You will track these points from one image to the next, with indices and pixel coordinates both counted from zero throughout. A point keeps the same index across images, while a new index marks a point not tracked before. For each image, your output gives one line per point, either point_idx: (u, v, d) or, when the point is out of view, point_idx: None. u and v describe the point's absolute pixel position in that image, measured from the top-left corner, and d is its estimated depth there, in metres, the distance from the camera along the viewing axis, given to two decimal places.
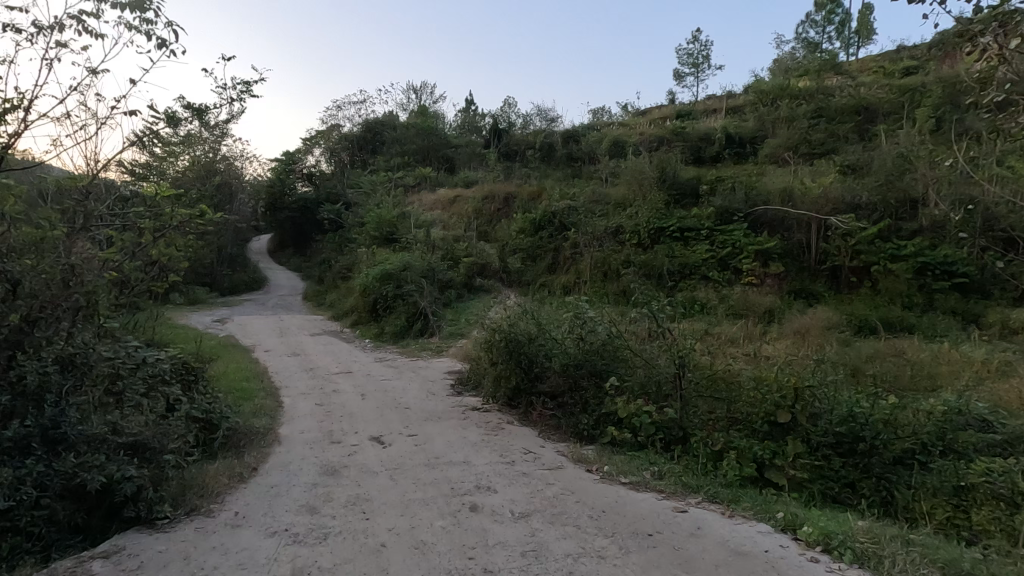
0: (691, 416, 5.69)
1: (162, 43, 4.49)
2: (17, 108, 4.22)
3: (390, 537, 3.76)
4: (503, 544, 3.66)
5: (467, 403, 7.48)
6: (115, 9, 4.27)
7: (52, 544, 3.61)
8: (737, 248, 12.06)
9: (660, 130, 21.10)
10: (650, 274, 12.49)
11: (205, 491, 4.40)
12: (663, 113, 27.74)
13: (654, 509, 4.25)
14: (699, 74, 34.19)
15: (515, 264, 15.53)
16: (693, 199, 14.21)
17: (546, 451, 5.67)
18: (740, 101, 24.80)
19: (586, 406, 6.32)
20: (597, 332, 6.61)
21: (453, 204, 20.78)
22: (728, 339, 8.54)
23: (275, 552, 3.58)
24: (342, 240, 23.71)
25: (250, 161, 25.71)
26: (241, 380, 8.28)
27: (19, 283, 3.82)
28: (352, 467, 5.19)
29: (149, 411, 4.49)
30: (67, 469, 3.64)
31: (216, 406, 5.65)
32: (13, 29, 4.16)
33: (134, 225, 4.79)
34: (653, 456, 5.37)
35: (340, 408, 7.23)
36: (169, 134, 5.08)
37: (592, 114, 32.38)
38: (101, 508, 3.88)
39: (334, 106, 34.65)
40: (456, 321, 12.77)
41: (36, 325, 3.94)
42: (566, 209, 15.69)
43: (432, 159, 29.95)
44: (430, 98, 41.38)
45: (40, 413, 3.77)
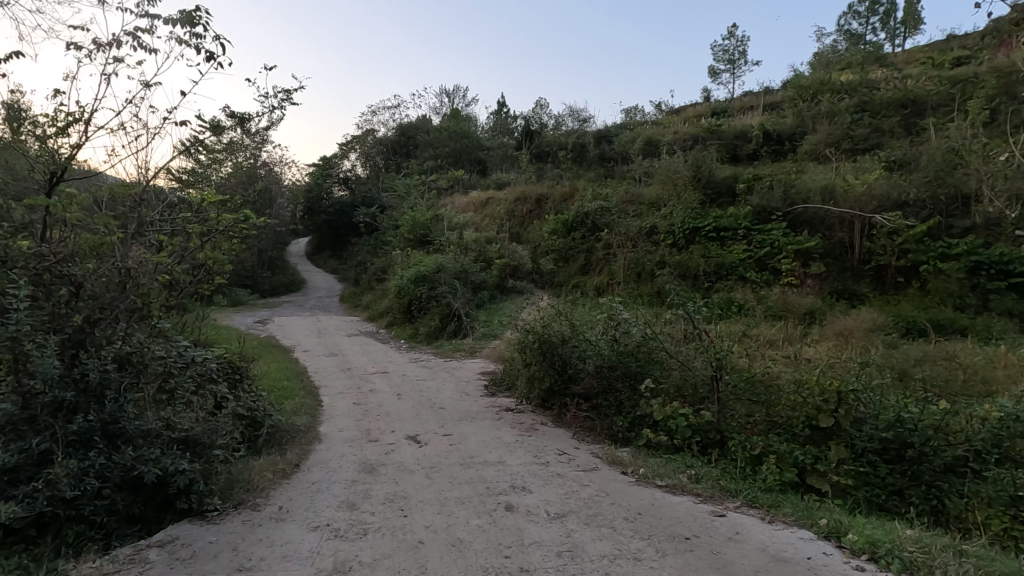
0: (730, 419, 5.58)
1: (210, 56, 4.74)
2: (78, 120, 4.51)
3: (428, 535, 3.84)
4: (539, 544, 3.68)
5: (501, 404, 7.55)
6: (167, 24, 4.53)
7: (111, 533, 3.81)
8: (776, 248, 11.76)
9: (695, 128, 20.79)
10: (686, 274, 12.33)
11: (251, 486, 4.59)
12: (697, 110, 27.29)
13: (691, 513, 4.20)
14: (735, 70, 33.49)
15: (547, 266, 15.56)
16: (729, 197, 13.93)
17: (581, 453, 5.67)
18: (778, 97, 24.13)
19: (620, 408, 6.27)
20: (632, 334, 6.54)
21: (486, 206, 20.96)
22: (767, 341, 8.32)
23: (317, 546, 3.69)
24: (377, 242, 24.20)
25: (288, 166, 26.50)
26: (282, 379, 8.55)
27: (82, 286, 3.99)
28: (390, 465, 5.29)
29: (199, 408, 4.70)
30: (125, 462, 3.84)
31: (260, 404, 5.87)
32: (76, 46, 4.46)
33: (184, 230, 5.02)
34: (690, 459, 5.31)
35: (376, 408, 7.37)
36: (215, 143, 5.33)
37: (624, 114, 32.13)
38: (156, 500, 4.09)
39: (369, 112, 35.39)
40: (489, 322, 12.88)
41: (96, 325, 4.05)
42: (599, 210, 15.60)
43: (465, 161, 30.23)
44: (463, 101, 41.81)
45: (101, 409, 3.92)
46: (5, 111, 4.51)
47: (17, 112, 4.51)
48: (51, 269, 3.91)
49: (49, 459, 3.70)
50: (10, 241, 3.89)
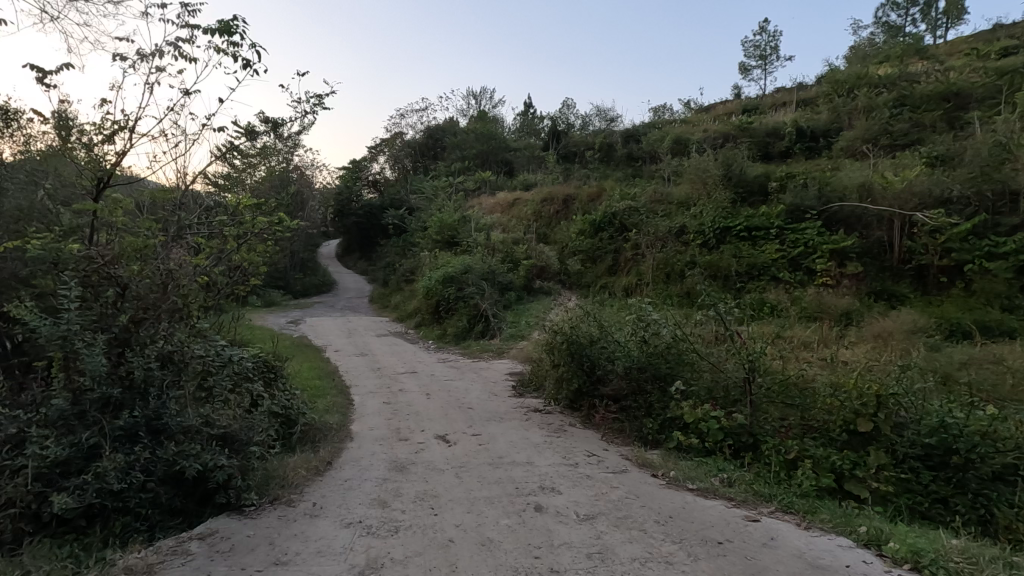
0: (763, 423, 5.47)
1: (246, 63, 4.90)
2: (124, 128, 4.71)
3: (458, 533, 3.86)
4: (569, 545, 3.68)
5: (529, 405, 7.56)
6: (206, 34, 4.70)
7: (155, 525, 3.95)
8: (810, 248, 11.46)
9: (725, 126, 20.43)
10: (716, 275, 12.12)
11: (286, 482, 4.70)
12: (728, 108, 26.81)
13: (723, 517, 4.13)
14: (767, 66, 32.79)
15: (574, 266, 15.50)
16: (761, 196, 13.63)
17: (610, 454, 5.63)
18: (812, 93, 23.51)
19: (650, 410, 6.19)
20: (662, 334, 6.47)
21: (513, 207, 20.98)
22: (802, 343, 8.11)
23: (350, 542, 3.76)
24: (405, 243, 24.46)
25: (319, 170, 27.03)
26: (314, 378, 8.72)
27: (127, 287, 4.17)
28: (420, 464, 5.35)
29: (236, 406, 4.85)
30: (168, 457, 3.98)
31: (294, 402, 6.01)
32: (121, 58, 4.66)
33: (221, 232, 5.18)
34: (721, 462, 5.22)
35: (405, 407, 7.46)
36: (250, 148, 5.50)
37: (652, 113, 31.81)
38: (196, 494, 4.22)
39: (397, 115, 35.87)
40: (516, 322, 12.88)
41: (140, 325, 4.20)
42: (626, 210, 15.45)
43: (491, 163, 30.29)
44: (490, 103, 41.99)
45: (145, 405, 4.07)
46: (55, 120, 4.72)
47: (65, 120, 4.71)
48: (98, 270, 4.08)
49: (97, 453, 3.86)
50: (65, 247, 4.17)
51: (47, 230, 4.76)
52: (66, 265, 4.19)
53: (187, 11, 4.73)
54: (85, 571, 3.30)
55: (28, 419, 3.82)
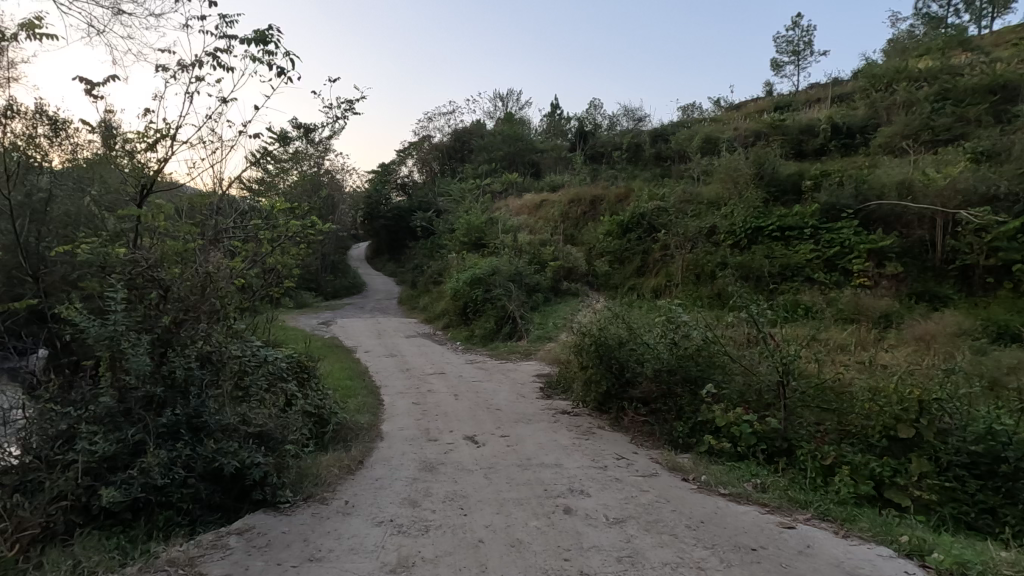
0: (798, 427, 5.34)
1: (281, 71, 5.04)
2: (165, 136, 4.89)
3: (487, 534, 3.89)
4: (598, 548, 3.66)
5: (557, 407, 7.55)
6: (243, 44, 4.85)
7: (196, 520, 4.08)
8: (846, 248, 11.14)
9: (757, 124, 20.03)
10: (748, 275, 11.84)
11: (320, 480, 4.80)
12: (760, 105, 26.25)
13: (757, 523, 4.05)
14: (800, 62, 32.00)
15: (602, 268, 15.40)
16: (795, 195, 13.30)
17: (639, 458, 5.59)
18: (848, 88, 22.83)
19: (680, 413, 6.10)
20: (692, 337, 6.36)
21: (540, 208, 20.97)
22: (838, 346, 7.87)
23: (382, 540, 3.82)
24: (433, 246, 24.67)
25: (349, 173, 27.51)
26: (345, 379, 8.89)
27: (169, 289, 4.36)
28: (449, 464, 5.40)
29: (272, 405, 4.98)
30: (208, 454, 4.11)
31: (326, 402, 6.15)
32: (163, 68, 4.84)
33: (255, 236, 5.34)
34: (755, 467, 5.12)
35: (434, 408, 7.54)
36: (283, 153, 5.64)
37: (681, 112, 31.40)
38: (235, 490, 4.34)
39: (426, 118, 36.26)
40: (544, 324, 12.87)
41: (181, 326, 4.37)
42: (655, 210, 15.27)
43: (518, 164, 30.28)
44: (517, 105, 42.10)
45: (186, 403, 4.21)
46: (102, 130, 4.94)
47: (110, 129, 4.92)
48: (143, 273, 4.24)
49: (142, 449, 4.01)
50: (112, 252, 4.36)
51: (95, 235, 4.97)
52: (114, 268, 4.36)
53: (225, 22, 4.87)
54: (131, 562, 3.44)
55: (78, 416, 3.99)
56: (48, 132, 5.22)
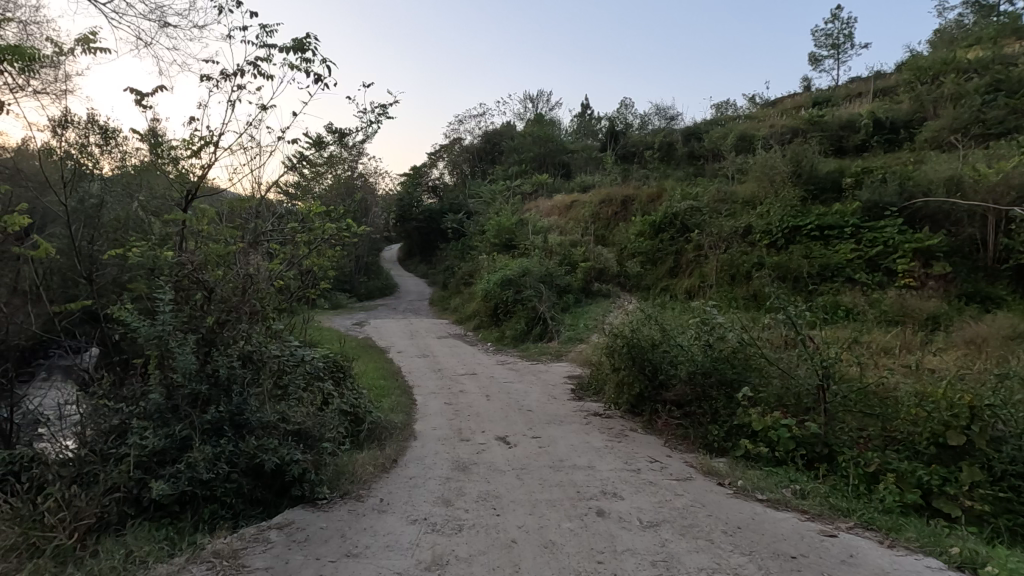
0: (839, 433, 5.18)
1: (317, 78, 5.19)
2: (209, 142, 5.09)
3: (520, 534, 3.90)
4: (632, 551, 3.63)
5: (589, 409, 7.51)
6: (283, 52, 5.02)
7: (239, 514, 4.21)
8: (890, 247, 10.73)
9: (794, 121, 19.52)
10: (785, 276, 11.50)
11: (356, 478, 4.90)
12: (797, 101, 25.57)
13: (797, 530, 3.95)
14: (840, 55, 31.03)
15: (634, 268, 15.24)
16: (834, 193, 12.89)
17: (673, 461, 5.51)
18: (891, 81, 22.02)
19: (716, 417, 5.98)
20: (727, 339, 6.23)
21: (570, 209, 20.89)
22: (882, 349, 7.59)
23: (416, 538, 3.87)
24: (464, 247, 24.86)
25: (382, 177, 27.97)
26: (378, 378, 9.05)
27: (213, 290, 4.50)
28: (481, 464, 5.44)
29: (309, 403, 5.09)
30: (250, 450, 4.24)
31: (361, 401, 6.28)
32: (207, 78, 5.05)
33: (293, 238, 5.48)
34: (794, 473, 4.99)
35: (466, 408, 7.60)
36: (318, 157, 5.78)
37: (714, 110, 30.83)
38: (275, 486, 4.47)
39: (456, 121, 36.59)
40: (575, 325, 12.81)
41: (225, 326, 4.50)
42: (688, 210, 15.02)
43: (549, 165, 30.21)
44: (547, 106, 42.11)
45: (229, 401, 4.32)
46: (150, 138, 5.16)
47: (157, 137, 5.14)
48: (189, 275, 4.42)
49: (188, 444, 4.16)
50: (160, 254, 4.55)
51: (143, 239, 5.20)
52: (162, 271, 4.55)
53: (264, 32, 5.06)
54: (179, 553, 3.58)
55: (129, 412, 4.20)
56: (99, 141, 5.24)
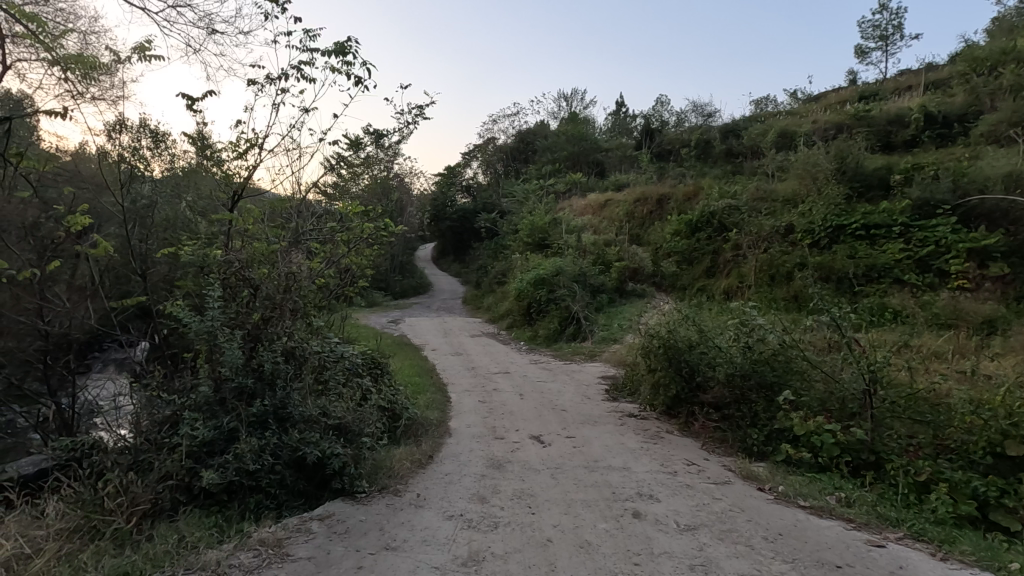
0: (887, 439, 4.99)
1: (357, 81, 5.33)
2: (255, 145, 5.28)
3: (556, 533, 3.91)
4: (669, 554, 3.59)
5: (624, 409, 7.45)
6: (325, 56, 5.17)
7: (282, 504, 4.35)
8: (942, 247, 10.27)
9: (839, 116, 18.87)
10: (829, 276, 11.08)
11: (393, 473, 4.99)
12: (842, 95, 24.69)
13: (842, 539, 3.83)
14: (888, 47, 29.83)
15: (669, 268, 15.04)
16: (882, 190, 12.39)
17: (711, 465, 5.41)
18: (944, 73, 21.00)
19: (755, 420, 5.84)
20: (768, 341, 6.08)
21: (604, 208, 20.72)
22: (934, 353, 7.25)
23: (453, 534, 3.93)
24: (497, 247, 24.95)
25: (417, 177, 28.34)
26: (414, 375, 9.20)
27: (258, 288, 4.67)
28: (516, 463, 5.46)
29: (349, 399, 5.21)
30: (293, 443, 4.36)
31: (399, 398, 6.40)
32: (253, 82, 5.24)
33: (333, 238, 5.64)
34: (838, 480, 4.83)
35: (501, 406, 7.65)
36: (356, 158, 5.92)
37: (753, 106, 30.06)
38: (316, 478, 4.58)
39: (490, 121, 36.79)
40: (609, 325, 12.73)
41: (269, 322, 4.66)
42: (726, 209, 14.66)
43: (583, 164, 29.95)
44: (581, 104, 41.87)
45: (273, 395, 4.46)
46: (199, 140, 5.37)
47: (206, 139, 5.35)
48: (236, 273, 4.61)
49: (235, 436, 4.30)
50: (210, 253, 4.73)
51: (193, 239, 5.43)
52: (211, 268, 4.73)
53: (307, 36, 5.21)
54: (227, 541, 3.72)
55: (180, 404, 4.37)
56: (152, 144, 5.36)
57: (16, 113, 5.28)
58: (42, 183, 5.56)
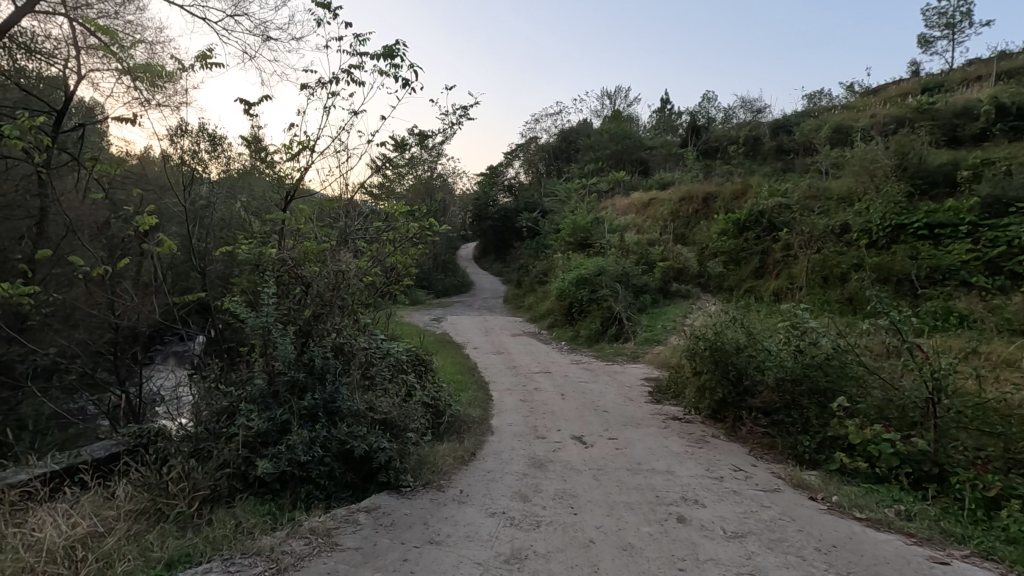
0: (951, 451, 4.71)
1: (405, 84, 5.45)
2: (307, 147, 5.48)
3: (598, 535, 3.88)
4: (716, 561, 3.51)
5: (667, 412, 7.32)
6: (374, 59, 5.32)
7: (331, 495, 4.50)
8: (1015, 247, 9.60)
9: (900, 109, 17.93)
10: (887, 278, 10.52)
11: (436, 468, 5.08)
12: (904, 87, 23.42)
13: (901, 554, 3.65)
14: (955, 36, 28.14)
15: (715, 269, 14.68)
16: (947, 187, 11.72)
17: (759, 471, 5.25)
18: (1019, 62, 19.61)
19: (807, 427, 5.61)
20: (821, 345, 5.89)
21: (648, 206, 20.40)
22: (1005, 361, 6.80)
23: (495, 530, 3.96)
24: (539, 246, 24.93)
25: (459, 177, 28.66)
26: (456, 373, 9.31)
27: (310, 285, 4.79)
28: (558, 463, 5.45)
29: (394, 395, 5.33)
30: (341, 436, 4.50)
31: (442, 395, 6.50)
32: (306, 86, 5.44)
33: (378, 237, 5.78)
34: (897, 492, 4.60)
35: (542, 406, 7.65)
36: (401, 159, 6.04)
37: (806, 100, 28.91)
38: (363, 471, 4.69)
39: (533, 121, 36.85)
40: (652, 326, 12.53)
41: (320, 319, 4.79)
42: (775, 208, 14.18)
43: (626, 162, 29.53)
44: (625, 102, 41.34)
45: (323, 389, 4.60)
46: (255, 143, 5.61)
47: (261, 142, 5.58)
48: (289, 272, 4.75)
49: (287, 428, 4.45)
50: (265, 251, 4.93)
51: (249, 238, 5.66)
52: (267, 267, 4.92)
53: (358, 41, 5.37)
54: (280, 528, 3.87)
55: (237, 396, 4.56)
56: (208, 148, 5.64)
57: (91, 122, 5.68)
58: (112, 185, 5.94)
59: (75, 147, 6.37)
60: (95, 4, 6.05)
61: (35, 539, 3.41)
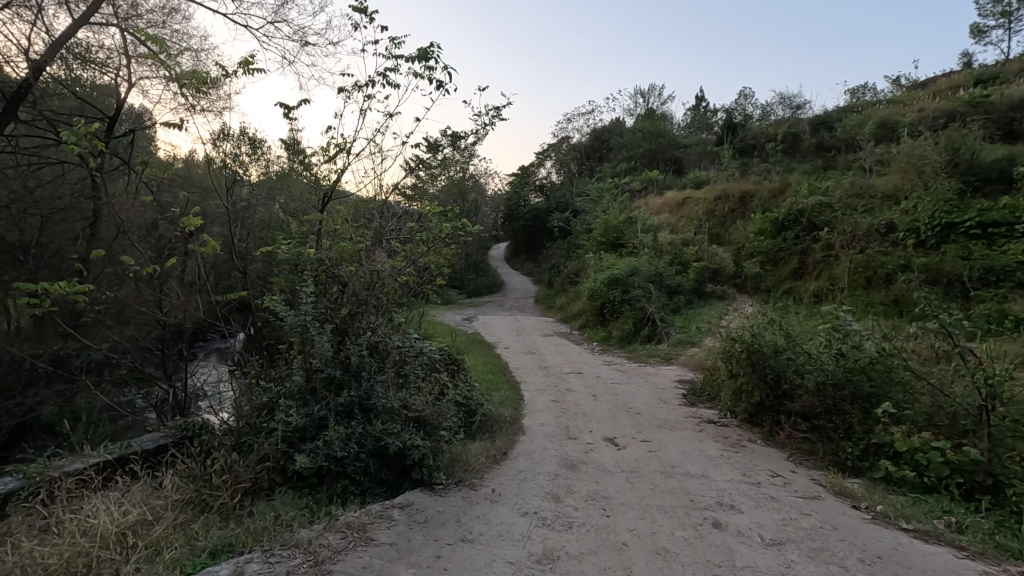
0: (1008, 462, 4.47)
1: (438, 86, 5.54)
2: (343, 150, 5.63)
3: (631, 538, 3.84)
4: (753, 569, 3.43)
5: (702, 415, 7.19)
6: (408, 62, 5.42)
7: (366, 491, 4.58)
8: None
9: (951, 103, 17.13)
10: (936, 279, 10.07)
11: (469, 467, 5.11)
12: (955, 79, 22.39)
13: (951, 568, 3.49)
14: (1011, 24, 26.74)
15: (752, 269, 14.32)
16: (1002, 184, 11.15)
17: (798, 477, 5.10)
18: None
19: (850, 433, 5.42)
20: (864, 348, 5.71)
21: (682, 206, 20.06)
22: None
23: (528, 530, 3.96)
24: (570, 246, 24.80)
25: (491, 177, 28.77)
26: (488, 373, 9.35)
27: (346, 284, 4.89)
28: (590, 464, 5.41)
29: (427, 393, 5.38)
30: (376, 433, 4.57)
31: (474, 395, 6.54)
32: (343, 89, 5.59)
33: (412, 237, 5.85)
34: (947, 503, 4.41)
35: (574, 406, 7.62)
36: (434, 160, 6.13)
37: (849, 94, 27.92)
38: (397, 468, 4.76)
39: (565, 120, 36.69)
40: (686, 328, 12.32)
41: (356, 318, 4.88)
42: (816, 206, 13.74)
43: (660, 161, 29.09)
44: (659, 100, 40.74)
45: (358, 386, 4.68)
46: (293, 146, 5.78)
47: (299, 144, 5.75)
48: (326, 271, 4.86)
49: (324, 424, 4.56)
50: (304, 251, 5.07)
51: (288, 238, 5.82)
52: (305, 267, 5.05)
53: (393, 45, 5.49)
54: (318, 522, 3.97)
55: (276, 392, 4.69)
56: (249, 151, 5.81)
57: (140, 128, 5.94)
58: (159, 188, 6.19)
59: (126, 152, 6.67)
60: (145, 14, 6.33)
61: (90, 525, 3.58)
